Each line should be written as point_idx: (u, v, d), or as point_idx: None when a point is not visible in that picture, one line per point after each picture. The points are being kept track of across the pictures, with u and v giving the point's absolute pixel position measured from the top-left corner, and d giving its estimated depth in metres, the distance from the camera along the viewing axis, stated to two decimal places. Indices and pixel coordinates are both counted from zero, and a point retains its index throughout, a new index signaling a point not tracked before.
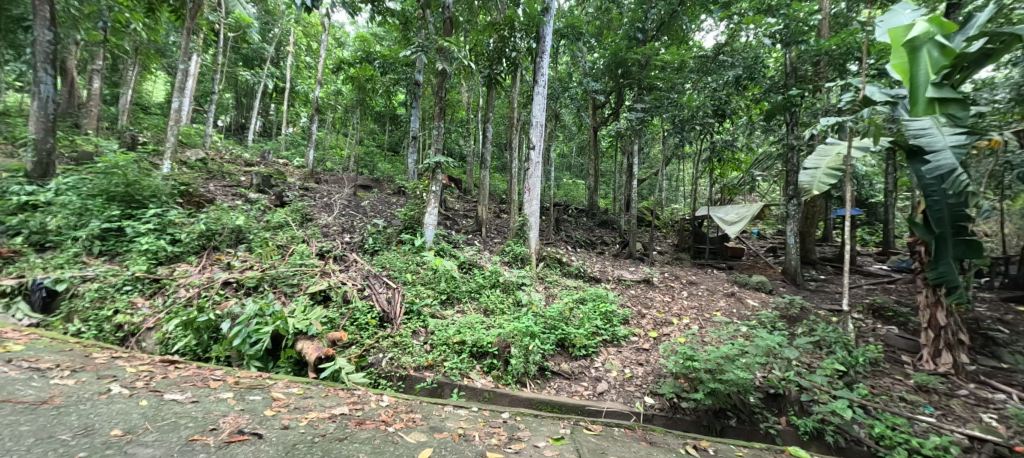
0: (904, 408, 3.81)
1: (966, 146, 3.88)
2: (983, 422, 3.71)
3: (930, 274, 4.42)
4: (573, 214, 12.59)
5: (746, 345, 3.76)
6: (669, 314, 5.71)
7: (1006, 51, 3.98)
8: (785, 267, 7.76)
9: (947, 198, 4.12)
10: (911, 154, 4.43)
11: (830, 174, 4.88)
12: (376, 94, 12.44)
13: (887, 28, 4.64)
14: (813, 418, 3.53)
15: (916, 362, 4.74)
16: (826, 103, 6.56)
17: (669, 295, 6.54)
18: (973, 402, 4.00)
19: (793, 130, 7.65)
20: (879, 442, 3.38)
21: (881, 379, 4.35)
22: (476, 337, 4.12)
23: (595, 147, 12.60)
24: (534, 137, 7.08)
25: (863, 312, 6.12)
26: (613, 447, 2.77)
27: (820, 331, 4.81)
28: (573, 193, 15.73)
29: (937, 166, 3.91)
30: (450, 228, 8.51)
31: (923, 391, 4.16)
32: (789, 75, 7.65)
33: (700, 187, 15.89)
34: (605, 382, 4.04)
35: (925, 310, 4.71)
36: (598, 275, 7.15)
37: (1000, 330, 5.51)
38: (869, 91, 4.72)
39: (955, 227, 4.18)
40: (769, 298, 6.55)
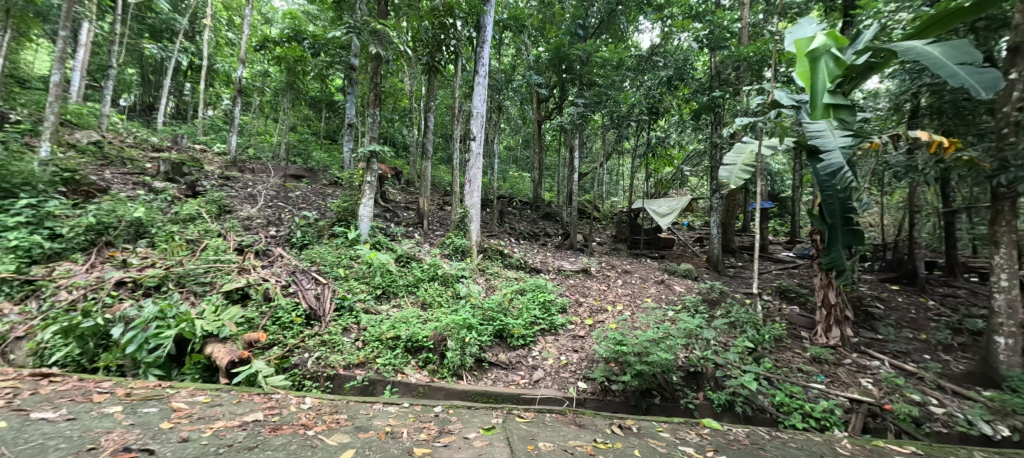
0: (800, 378, 4.31)
1: (851, 147, 4.41)
2: (861, 385, 4.30)
3: (824, 259, 5.01)
4: (518, 207, 12.69)
5: (670, 329, 4.04)
6: (604, 302, 5.99)
7: (886, 66, 4.54)
8: (708, 255, 8.39)
9: (838, 193, 4.66)
10: (809, 153, 4.97)
11: (745, 170, 5.33)
12: (308, 77, 11.57)
13: (795, 38, 5.17)
14: (726, 392, 3.87)
15: (812, 337, 5.36)
16: (743, 105, 7.15)
17: (605, 284, 6.82)
18: (855, 369, 4.63)
19: (716, 129, 8.29)
20: (779, 409, 3.82)
21: (784, 353, 4.87)
22: (411, 331, 4.01)
23: (539, 141, 12.76)
24: (474, 128, 6.98)
25: (772, 294, 6.81)
26: (542, 433, 2.83)
27: (734, 312, 5.29)
28: (518, 186, 15.84)
29: (829, 165, 4.43)
30: (389, 221, 8.20)
31: (817, 362, 4.73)
32: (713, 78, 8.24)
33: (638, 181, 16.74)
34: (541, 370, 4.13)
35: (819, 291, 5.34)
36: (538, 266, 7.26)
37: (877, 306, 6.40)
38: (778, 95, 5.26)
39: (844, 218, 4.75)
40: (694, 284, 7.08)
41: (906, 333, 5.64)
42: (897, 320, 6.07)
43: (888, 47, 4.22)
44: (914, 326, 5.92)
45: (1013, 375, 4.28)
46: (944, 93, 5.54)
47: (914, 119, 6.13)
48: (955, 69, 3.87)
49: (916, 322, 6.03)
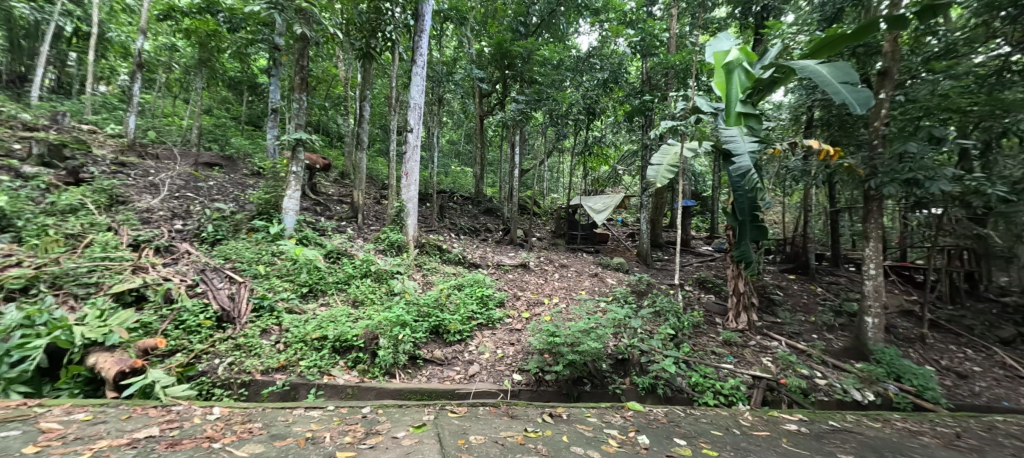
0: (713, 359, 4.76)
1: (757, 152, 4.92)
2: (762, 363, 4.86)
3: (735, 253, 5.53)
4: (459, 202, 12.55)
5: (600, 319, 4.25)
6: (541, 295, 6.15)
7: (787, 81, 5.12)
8: (639, 250, 8.92)
9: (746, 192, 5.17)
10: (723, 156, 5.47)
11: (669, 170, 5.71)
12: (226, 55, 10.42)
13: (714, 51, 5.63)
14: (649, 376, 4.16)
15: (725, 322, 5.92)
16: (669, 109, 7.68)
17: (543, 278, 7.00)
18: (758, 350, 5.21)
19: (647, 131, 8.84)
20: (694, 389, 4.18)
21: (700, 338, 5.34)
22: (340, 330, 3.82)
23: (481, 137, 12.70)
24: (411, 120, 6.76)
25: (692, 284, 7.41)
26: (474, 426, 2.85)
27: (659, 302, 5.70)
28: (460, 181, 15.64)
29: (739, 167, 4.90)
30: (319, 215, 7.70)
31: (728, 344, 5.24)
32: (644, 83, 8.78)
33: (576, 179, 17.34)
34: (477, 364, 4.14)
35: (731, 281, 5.90)
36: (478, 261, 7.25)
37: (777, 293, 7.25)
38: (699, 102, 5.70)
39: (752, 215, 5.29)
40: (624, 277, 7.51)
41: (799, 316, 6.45)
42: (792, 305, 6.93)
43: (791, 65, 4.75)
44: (805, 310, 6.79)
45: (877, 348, 5.08)
46: (832, 108, 6.39)
47: (808, 129, 7.00)
48: (839, 87, 4.44)
49: (806, 306, 6.93)
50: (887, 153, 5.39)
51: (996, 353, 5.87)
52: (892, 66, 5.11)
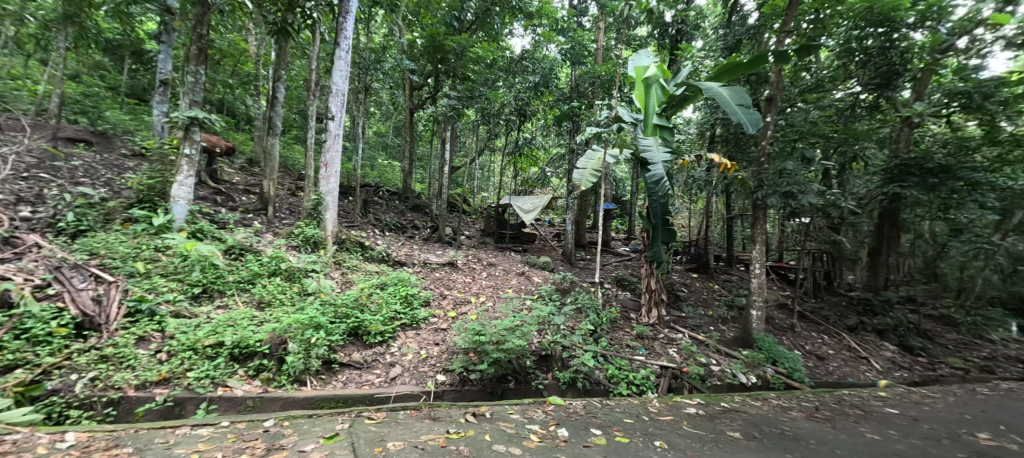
0: (627, 352, 5.12)
1: (669, 162, 5.39)
2: (668, 354, 5.34)
3: (649, 253, 6.00)
4: (385, 197, 11.98)
5: (525, 317, 4.33)
6: (468, 294, 6.10)
7: (695, 99, 5.68)
8: (564, 249, 9.27)
9: (659, 198, 5.63)
10: (640, 164, 5.90)
11: (594, 174, 5.97)
12: (99, 11, 8.74)
13: (635, 64, 6.02)
14: (570, 370, 4.33)
15: (638, 317, 6.40)
16: (594, 117, 8.10)
17: (470, 277, 6.95)
18: (665, 342, 5.71)
19: (574, 136, 9.23)
20: (610, 381, 4.46)
21: (616, 332, 5.71)
22: (240, 336, 3.41)
23: (411, 130, 12.22)
24: (332, 107, 6.27)
25: (611, 282, 7.90)
26: (392, 432, 2.73)
27: (580, 299, 5.99)
28: (386, 175, 14.94)
29: (654, 175, 5.32)
30: (219, 205, 6.82)
31: (641, 338, 5.67)
32: (573, 89, 9.17)
33: (507, 179, 17.54)
34: (399, 366, 3.97)
35: (644, 279, 6.39)
36: (403, 259, 6.97)
37: (683, 290, 8.02)
38: (621, 111, 6.05)
39: (663, 219, 5.77)
40: (549, 275, 7.75)
41: (700, 311, 7.21)
42: (694, 300, 7.72)
43: (700, 86, 5.25)
44: (704, 304, 7.62)
45: (759, 337, 5.86)
46: (730, 127, 7.23)
47: (711, 144, 7.85)
48: (736, 110, 5.04)
49: (705, 301, 7.77)
50: (771, 169, 6.25)
51: (844, 338, 7.13)
52: (777, 94, 5.93)
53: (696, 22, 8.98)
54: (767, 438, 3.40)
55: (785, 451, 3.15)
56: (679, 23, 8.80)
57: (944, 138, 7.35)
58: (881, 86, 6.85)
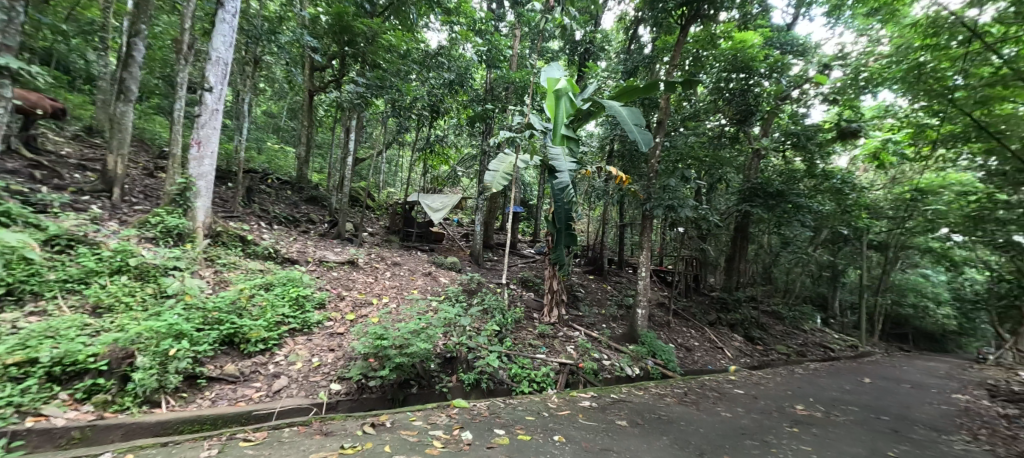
0: (530, 351, 5.33)
1: (575, 171, 5.73)
2: (567, 351, 5.69)
3: (553, 256, 6.31)
4: (274, 185, 10.65)
5: (431, 319, 4.22)
6: (369, 295, 5.73)
7: (598, 115, 6.15)
8: (472, 250, 9.27)
9: (564, 204, 5.96)
10: (548, 171, 6.17)
11: (505, 177, 6.06)
12: None
13: (548, 75, 6.28)
14: (475, 371, 4.35)
15: (541, 317, 6.69)
16: (507, 121, 8.27)
17: (372, 277, 6.54)
18: (564, 340, 6.07)
19: (486, 138, 9.30)
20: (513, 379, 4.59)
21: (520, 332, 5.90)
22: (65, 351, 2.72)
23: (309, 114, 11.07)
24: (211, 77, 5.35)
25: (517, 283, 8.14)
26: (274, 454, 2.43)
27: (487, 300, 6.04)
28: (277, 161, 13.30)
29: (560, 183, 5.61)
30: (38, 182, 5.34)
31: (542, 337, 5.94)
32: (488, 92, 9.23)
33: (416, 175, 16.96)
34: (284, 378, 3.56)
35: (548, 280, 6.70)
36: (293, 256, 6.26)
37: (581, 290, 8.63)
38: (533, 119, 6.25)
39: (567, 225, 6.12)
40: (457, 276, 7.68)
41: (594, 310, 7.84)
42: (590, 300, 8.37)
43: (604, 103, 5.69)
44: (598, 303, 8.31)
45: (642, 333, 6.59)
46: (626, 143, 8.01)
47: (610, 157, 8.61)
48: (632, 129, 5.58)
49: (599, 301, 8.47)
50: (658, 184, 7.09)
51: (706, 331, 8.41)
52: (665, 118, 6.74)
53: (601, 44, 9.74)
54: (647, 423, 3.83)
55: (662, 433, 3.59)
56: (587, 43, 9.45)
57: (780, 169, 9.14)
58: (740, 122, 8.35)
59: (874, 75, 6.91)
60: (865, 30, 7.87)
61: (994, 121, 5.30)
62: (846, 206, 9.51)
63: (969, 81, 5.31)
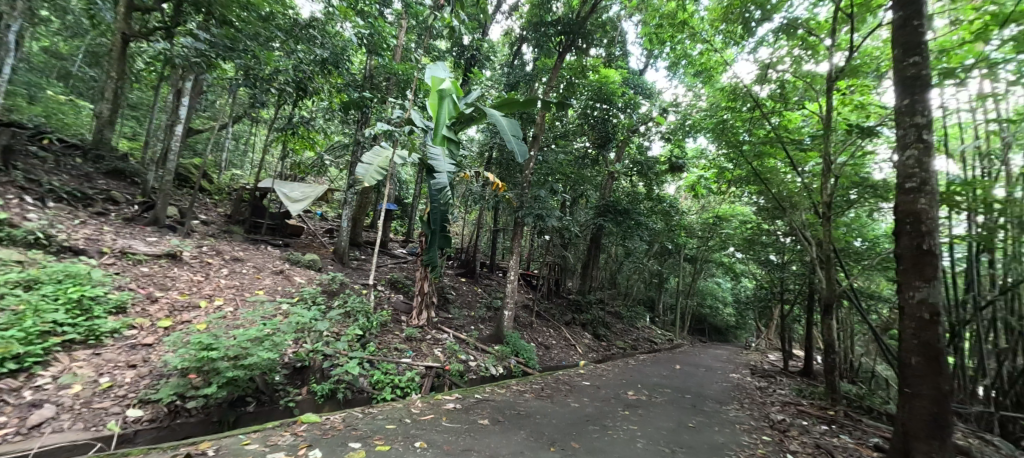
0: (394, 356, 5.10)
1: (454, 173, 5.71)
2: (433, 354, 5.62)
3: (425, 257, 6.17)
4: (53, 149, 7.98)
5: (280, 324, 3.70)
6: (195, 296, 4.73)
7: (480, 121, 6.28)
8: (335, 247, 8.44)
9: (441, 206, 5.90)
10: (426, 171, 6.02)
11: (379, 172, 5.69)
12: None
13: (432, 74, 6.13)
14: (330, 381, 3.98)
15: (409, 320, 6.46)
16: (386, 114, 7.82)
17: (201, 274, 5.40)
18: (431, 343, 5.98)
19: (361, 128, 8.61)
20: (375, 387, 4.34)
21: (385, 336, 5.60)
22: None
23: (121, 63, 8.44)
24: None
25: (385, 284, 7.70)
26: None
27: (350, 302, 5.58)
28: (60, 117, 9.97)
29: (438, 184, 5.50)
30: None
31: (409, 340, 5.74)
32: (366, 79, 8.58)
33: (271, 158, 14.71)
34: (51, 407, 2.71)
35: (418, 282, 6.52)
36: (79, 245, 4.77)
37: (452, 292, 8.63)
38: (414, 115, 6.02)
39: (442, 226, 6.04)
40: (315, 275, 6.89)
41: (464, 312, 7.93)
42: (460, 302, 8.43)
43: (486, 111, 5.85)
44: (468, 306, 8.43)
45: (507, 333, 6.93)
46: (504, 153, 8.38)
47: (488, 164, 8.89)
48: (511, 140, 5.84)
49: (469, 303, 8.60)
50: (529, 194, 7.60)
51: (562, 330, 9.30)
52: (540, 133, 7.28)
53: (487, 53, 10.01)
54: (507, 419, 4.02)
55: (519, 428, 3.81)
56: (474, 50, 9.59)
57: (628, 191, 10.75)
58: (600, 146, 9.49)
59: (693, 124, 8.68)
60: (691, 87, 9.85)
61: (764, 171, 7.21)
62: (671, 225, 11.68)
63: (751, 138, 7.11)
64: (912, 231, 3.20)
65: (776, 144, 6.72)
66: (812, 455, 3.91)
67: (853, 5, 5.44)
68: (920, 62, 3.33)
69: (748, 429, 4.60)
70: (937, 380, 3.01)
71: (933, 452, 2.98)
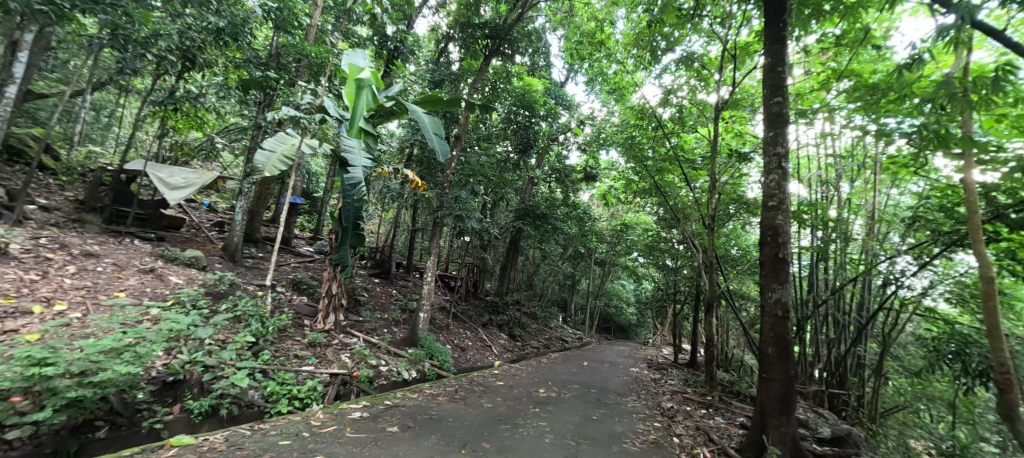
0: (293, 364, 4.66)
1: (370, 168, 5.41)
2: (340, 360, 5.24)
3: (334, 256, 5.73)
4: None
5: (145, 331, 3.14)
6: (26, 300, 3.82)
7: (401, 116, 6.04)
8: (226, 243, 7.44)
9: (354, 203, 5.53)
10: (339, 163, 5.61)
11: (283, 161, 5.14)
12: None
13: (350, 61, 5.73)
14: (211, 396, 3.54)
15: (312, 324, 5.95)
16: (295, 98, 7.13)
17: (37, 273, 4.38)
18: (338, 348, 5.57)
19: (264, 111, 7.72)
20: (267, 400, 3.93)
21: (283, 342, 5.08)
22: None
23: None
24: None
25: (286, 285, 6.98)
26: None
27: (241, 306, 4.96)
28: None
29: (352, 178, 5.15)
30: None
31: (311, 346, 5.28)
32: (272, 57, 7.72)
33: (145, 136, 12.48)
34: None
35: (325, 283, 6.04)
36: None
37: (363, 294, 8.14)
38: (327, 103, 5.53)
39: (354, 224, 5.66)
40: (198, 274, 6.00)
41: (376, 315, 7.53)
42: (373, 304, 7.98)
43: (408, 107, 5.63)
44: (381, 308, 8.02)
45: (422, 336, 6.75)
46: (425, 151, 8.17)
47: (408, 161, 8.59)
48: (433, 138, 5.71)
49: (382, 305, 8.19)
50: (450, 195, 7.51)
51: (479, 332, 9.34)
52: (463, 134, 7.25)
53: (411, 47, 9.68)
54: (418, 425, 3.91)
55: (430, 432, 3.73)
56: (398, 41, 9.19)
57: (546, 196, 11.20)
58: (522, 151, 9.75)
59: (606, 137, 9.38)
60: (606, 103, 10.61)
61: (664, 185, 8.05)
62: (584, 231, 12.44)
63: (654, 155, 7.90)
64: (773, 242, 3.83)
65: (673, 162, 7.55)
66: (693, 436, 4.45)
67: (737, 47, 6.36)
68: (782, 102, 4.01)
69: (643, 417, 5.08)
70: (785, 366, 3.63)
71: (782, 426, 3.58)
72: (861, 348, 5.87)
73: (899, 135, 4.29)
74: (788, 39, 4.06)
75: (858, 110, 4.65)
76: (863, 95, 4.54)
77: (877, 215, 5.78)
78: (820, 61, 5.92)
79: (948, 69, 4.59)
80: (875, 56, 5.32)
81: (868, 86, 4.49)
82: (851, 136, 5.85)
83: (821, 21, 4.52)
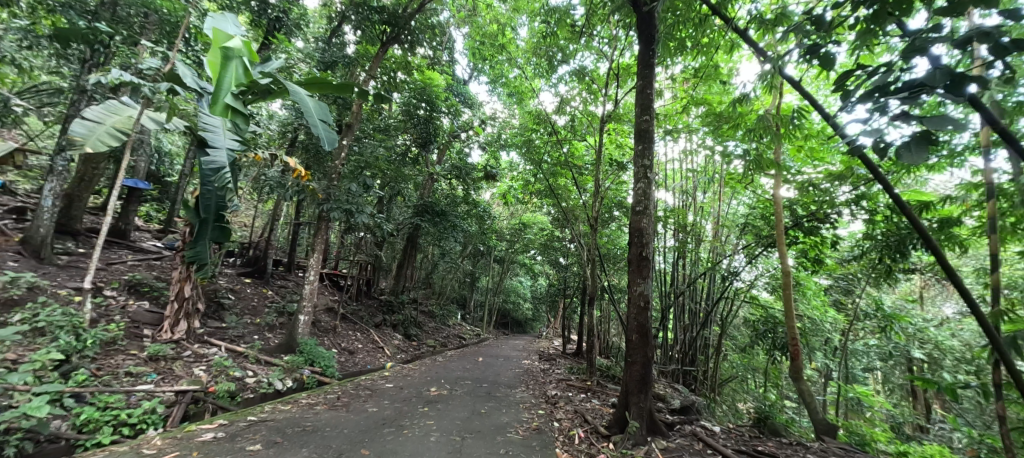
0: (124, 384, 3.86)
1: (236, 151, 4.71)
2: (192, 375, 4.48)
3: (188, 253, 4.76)
4: None
5: None
6: None
7: (278, 95, 5.33)
8: (26, 236, 5.78)
9: (218, 192, 4.57)
10: (195, 143, 4.77)
11: (114, 135, 4.17)
12: None
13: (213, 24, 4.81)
14: None
15: (155, 334, 4.96)
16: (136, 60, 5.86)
17: None
18: (190, 360, 4.76)
19: (91, 72, 6.20)
20: (81, 430, 3.21)
21: (111, 358, 4.18)
22: None
23: None
24: None
25: (118, 288, 5.70)
26: None
27: (46, 316, 3.93)
28: None
29: (213, 161, 4.41)
30: None
31: (152, 361, 4.42)
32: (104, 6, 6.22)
33: None
34: None
35: (175, 284, 5.09)
36: None
37: (229, 296, 7.07)
38: (179, 67, 4.46)
39: (217, 215, 4.68)
40: None
41: (245, 320, 6.61)
42: (240, 308, 6.97)
43: (288, 86, 4.94)
44: (252, 312, 7.06)
45: (302, 340, 6.12)
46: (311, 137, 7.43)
47: (290, 147, 7.71)
48: (316, 125, 5.03)
49: (253, 308, 7.21)
50: (339, 186, 6.96)
51: (371, 333, 8.82)
52: (353, 122, 6.77)
53: (297, 21, 8.68)
54: (286, 439, 3.54)
55: (301, 446, 3.42)
56: (280, 12, 8.16)
57: (447, 193, 11.07)
58: (422, 146, 9.47)
59: (506, 139, 9.62)
60: (508, 106, 10.89)
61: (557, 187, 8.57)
62: (484, 229, 12.62)
63: (549, 159, 8.37)
64: (639, 242, 4.35)
65: (565, 167, 8.09)
66: (570, 419, 4.86)
67: (621, 66, 7.05)
68: (650, 121, 4.58)
69: (529, 407, 5.35)
70: (645, 350, 4.16)
71: (641, 401, 4.11)
72: (706, 331, 7.02)
73: (736, 156, 5.22)
74: (655, 66, 4.64)
75: (708, 133, 5.52)
76: (712, 121, 5.43)
77: (721, 220, 7.02)
78: (683, 88, 6.89)
79: (768, 106, 5.83)
80: (722, 89, 6.37)
81: (715, 114, 5.38)
82: (704, 153, 6.92)
83: (682, 55, 5.28)
